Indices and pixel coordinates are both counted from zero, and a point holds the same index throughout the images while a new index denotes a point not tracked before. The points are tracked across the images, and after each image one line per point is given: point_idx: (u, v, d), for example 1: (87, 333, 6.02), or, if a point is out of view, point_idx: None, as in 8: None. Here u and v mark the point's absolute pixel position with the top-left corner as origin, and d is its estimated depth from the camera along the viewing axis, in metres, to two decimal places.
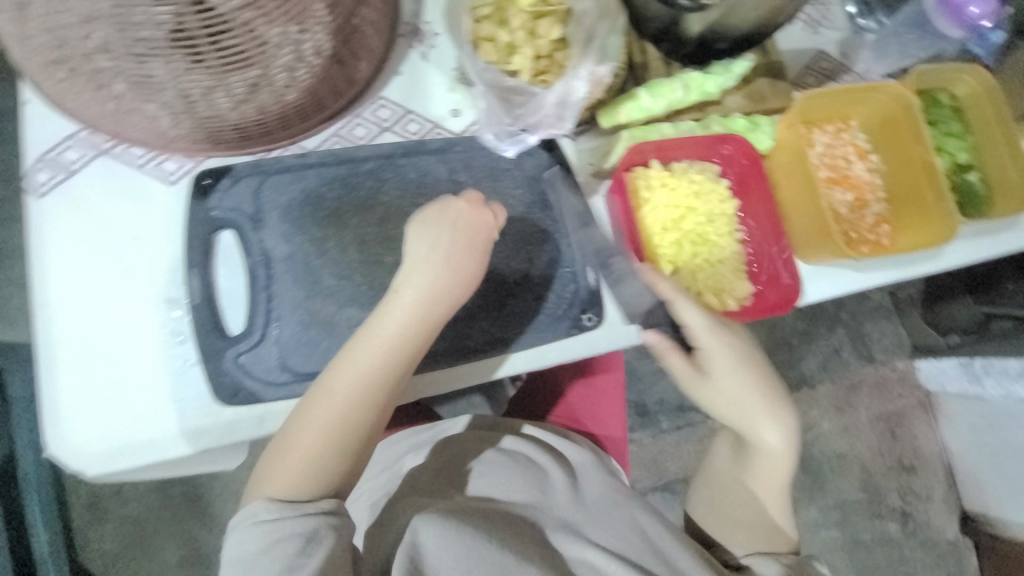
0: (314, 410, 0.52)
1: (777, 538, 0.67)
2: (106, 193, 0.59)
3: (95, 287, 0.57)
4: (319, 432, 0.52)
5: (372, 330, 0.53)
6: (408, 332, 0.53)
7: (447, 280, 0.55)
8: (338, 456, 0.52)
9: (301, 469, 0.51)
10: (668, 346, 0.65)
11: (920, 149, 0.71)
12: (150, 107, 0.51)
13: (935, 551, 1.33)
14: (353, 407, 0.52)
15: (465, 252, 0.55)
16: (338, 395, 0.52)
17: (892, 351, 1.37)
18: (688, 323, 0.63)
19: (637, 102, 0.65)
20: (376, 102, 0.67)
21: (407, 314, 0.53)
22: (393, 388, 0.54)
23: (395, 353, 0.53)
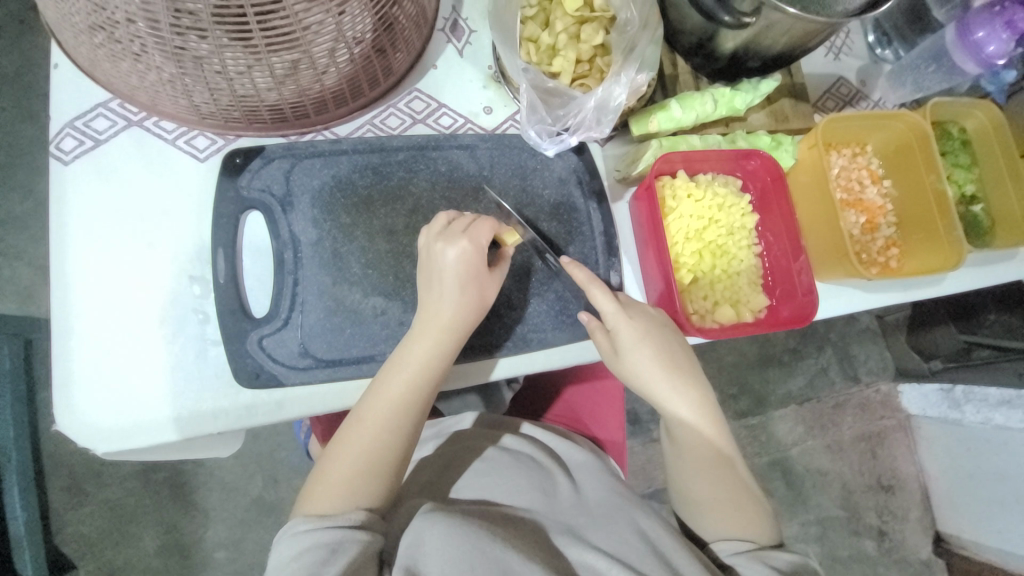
0: (349, 433, 0.55)
1: (760, 526, 0.62)
2: (134, 166, 0.58)
3: (116, 260, 0.56)
4: (356, 452, 0.54)
5: (398, 359, 0.56)
6: (431, 360, 0.56)
7: (467, 312, 0.57)
8: (374, 476, 0.54)
9: (340, 487, 0.54)
10: (633, 332, 0.61)
11: (932, 178, 0.74)
12: (187, 82, 0.50)
13: (909, 570, 1.37)
14: (387, 425, 0.55)
15: (478, 284, 0.57)
16: (371, 419, 0.55)
17: (877, 373, 1.41)
18: (605, 311, 0.61)
19: (668, 113, 0.66)
20: (411, 93, 0.66)
21: (429, 344, 0.56)
22: (419, 410, 0.56)
23: (422, 380, 0.56)
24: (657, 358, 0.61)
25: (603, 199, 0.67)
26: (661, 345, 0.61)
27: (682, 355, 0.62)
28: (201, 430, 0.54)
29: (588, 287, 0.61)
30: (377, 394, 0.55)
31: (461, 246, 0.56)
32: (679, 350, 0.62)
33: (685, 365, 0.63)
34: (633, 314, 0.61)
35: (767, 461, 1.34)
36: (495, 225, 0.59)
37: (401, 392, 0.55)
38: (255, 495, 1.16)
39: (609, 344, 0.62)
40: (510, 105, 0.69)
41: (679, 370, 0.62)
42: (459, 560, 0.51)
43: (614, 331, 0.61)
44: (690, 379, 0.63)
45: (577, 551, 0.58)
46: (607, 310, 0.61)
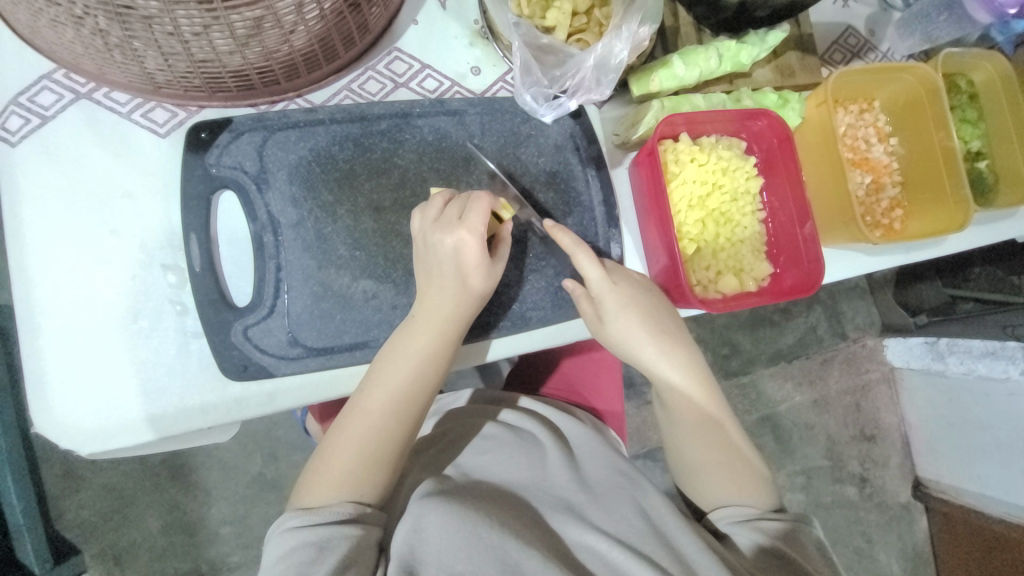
0: (349, 424, 0.54)
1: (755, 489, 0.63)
2: (88, 145, 0.53)
3: (79, 250, 0.52)
4: (355, 446, 0.53)
5: (396, 349, 0.53)
6: (430, 351, 0.54)
7: (466, 292, 0.54)
8: (373, 469, 0.53)
9: (340, 479, 0.53)
10: (623, 302, 0.60)
11: (941, 134, 0.71)
12: (137, 46, 0.44)
13: (889, 513, 1.43)
14: (386, 416, 0.54)
15: (479, 269, 0.54)
16: (370, 409, 0.53)
17: (864, 329, 1.43)
18: (591, 278, 0.59)
19: (671, 71, 0.62)
20: (390, 54, 0.61)
21: (428, 336, 0.53)
22: (419, 401, 0.55)
23: (421, 372, 0.54)
24: (640, 324, 0.61)
25: (602, 165, 0.64)
26: (646, 309, 0.61)
27: (668, 320, 0.62)
28: (189, 426, 0.52)
29: (573, 252, 0.59)
30: (375, 385, 0.54)
31: (464, 230, 0.52)
32: (663, 315, 0.62)
33: (667, 328, 0.62)
34: (618, 280, 0.60)
35: (758, 418, 1.37)
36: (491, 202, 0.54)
37: (399, 386, 0.53)
38: (256, 472, 1.16)
39: (593, 312, 0.61)
40: (499, 65, 0.63)
41: (664, 335, 0.63)
42: (455, 549, 0.51)
43: (600, 299, 0.60)
44: (677, 344, 0.64)
45: (579, 532, 0.58)
46: (592, 279, 0.59)
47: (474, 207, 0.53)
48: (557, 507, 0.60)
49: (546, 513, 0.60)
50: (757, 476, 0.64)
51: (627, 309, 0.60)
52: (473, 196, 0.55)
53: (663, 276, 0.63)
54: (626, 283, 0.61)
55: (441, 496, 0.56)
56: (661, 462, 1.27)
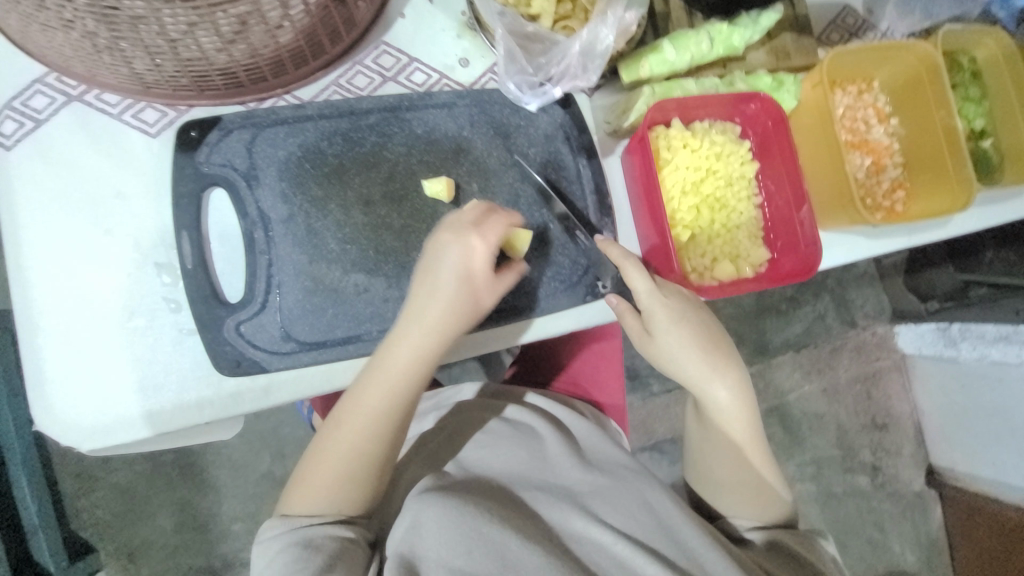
0: (328, 441, 0.54)
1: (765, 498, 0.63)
2: (81, 147, 0.53)
3: (76, 252, 0.52)
4: (335, 461, 0.53)
5: (377, 369, 0.53)
6: (412, 371, 0.53)
7: (459, 315, 0.54)
8: (351, 484, 0.53)
9: (320, 494, 0.53)
10: (670, 316, 0.60)
11: (942, 113, 0.69)
12: (124, 47, 0.45)
13: (902, 502, 1.41)
14: (368, 433, 0.53)
15: (474, 288, 0.54)
16: (349, 429, 0.53)
17: (874, 316, 1.40)
18: (638, 290, 0.60)
19: (660, 55, 0.61)
20: (377, 48, 0.60)
21: (412, 355, 0.53)
22: (400, 421, 0.54)
23: (401, 392, 0.53)
24: (690, 339, 0.61)
25: (593, 154, 0.63)
26: (694, 324, 0.61)
27: (715, 337, 0.63)
28: (187, 422, 0.52)
29: (622, 264, 0.59)
30: (354, 404, 0.53)
31: (469, 245, 0.52)
32: (709, 331, 0.63)
33: (716, 345, 0.63)
34: (668, 294, 0.60)
35: (766, 408, 1.36)
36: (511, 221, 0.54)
37: (379, 404, 0.53)
38: (265, 470, 1.17)
39: (639, 326, 0.62)
40: (487, 56, 0.63)
41: (711, 351, 0.63)
42: (456, 545, 0.51)
43: (648, 310, 0.60)
44: (722, 360, 0.63)
45: (581, 524, 0.57)
46: (639, 290, 0.59)
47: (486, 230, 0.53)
48: (559, 500, 0.60)
49: (548, 506, 0.60)
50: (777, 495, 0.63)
51: (679, 323, 0.60)
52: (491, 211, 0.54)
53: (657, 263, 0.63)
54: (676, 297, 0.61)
55: (440, 491, 0.56)
56: (668, 455, 1.26)
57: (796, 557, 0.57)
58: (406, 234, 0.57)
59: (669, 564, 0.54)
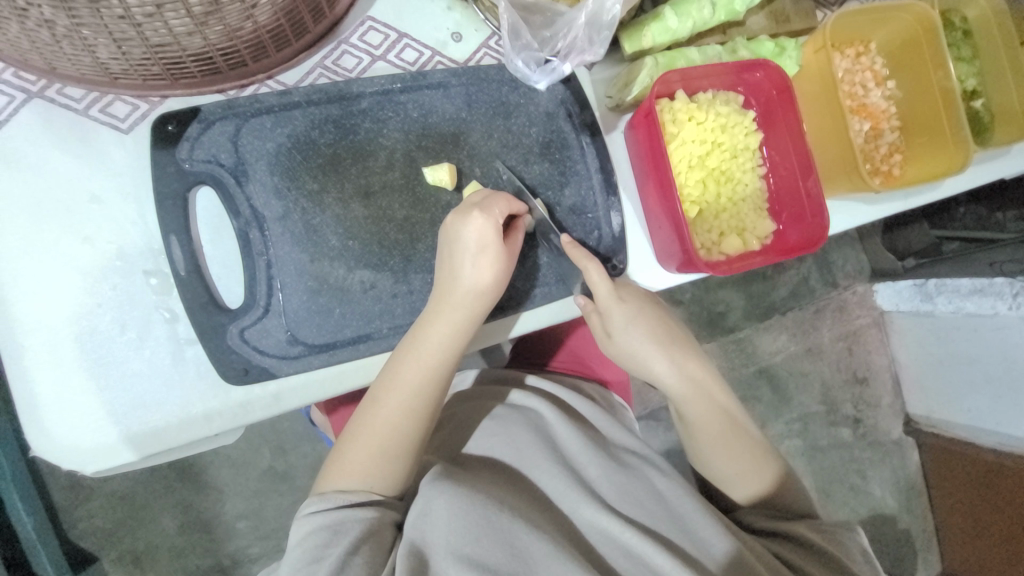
0: (366, 420, 0.53)
1: (766, 475, 0.64)
2: (47, 147, 0.49)
3: (54, 264, 0.48)
4: (374, 437, 0.53)
5: (412, 346, 0.52)
6: (448, 347, 0.52)
7: (482, 286, 0.52)
8: (391, 460, 0.53)
9: (360, 470, 0.53)
10: (632, 319, 0.61)
11: (940, 74, 0.69)
12: (86, 35, 0.40)
13: (881, 450, 1.48)
14: (403, 411, 0.53)
15: (492, 258, 0.52)
16: (387, 406, 0.53)
17: (854, 276, 1.44)
18: (601, 294, 0.58)
19: (663, 23, 0.58)
20: (363, 24, 0.56)
21: (443, 330, 0.52)
22: (436, 397, 0.54)
23: (436, 370, 0.53)
24: (652, 339, 0.63)
25: (596, 131, 0.61)
26: (651, 324, 0.63)
27: (675, 331, 0.65)
28: (195, 435, 0.50)
29: (585, 266, 0.57)
30: (390, 383, 0.52)
31: (477, 217, 0.51)
32: (668, 328, 0.65)
33: (676, 342, 0.65)
34: (624, 295, 0.60)
35: (755, 370, 1.40)
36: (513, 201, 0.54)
37: (413, 380, 0.52)
38: (265, 466, 1.15)
39: (602, 326, 0.62)
40: (481, 29, 0.59)
41: (669, 346, 0.65)
42: (466, 532, 0.50)
43: (607, 314, 0.60)
44: (683, 352, 0.66)
45: (591, 513, 0.57)
46: (602, 294, 0.58)
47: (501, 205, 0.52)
48: (573, 488, 0.59)
49: (559, 496, 0.59)
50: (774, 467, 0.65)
51: (639, 322, 0.61)
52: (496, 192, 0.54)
53: (668, 244, 0.61)
54: (635, 297, 0.62)
55: (454, 480, 0.56)
56: (663, 422, 1.29)
57: (822, 553, 0.57)
58: (409, 225, 0.55)
59: (681, 554, 0.55)
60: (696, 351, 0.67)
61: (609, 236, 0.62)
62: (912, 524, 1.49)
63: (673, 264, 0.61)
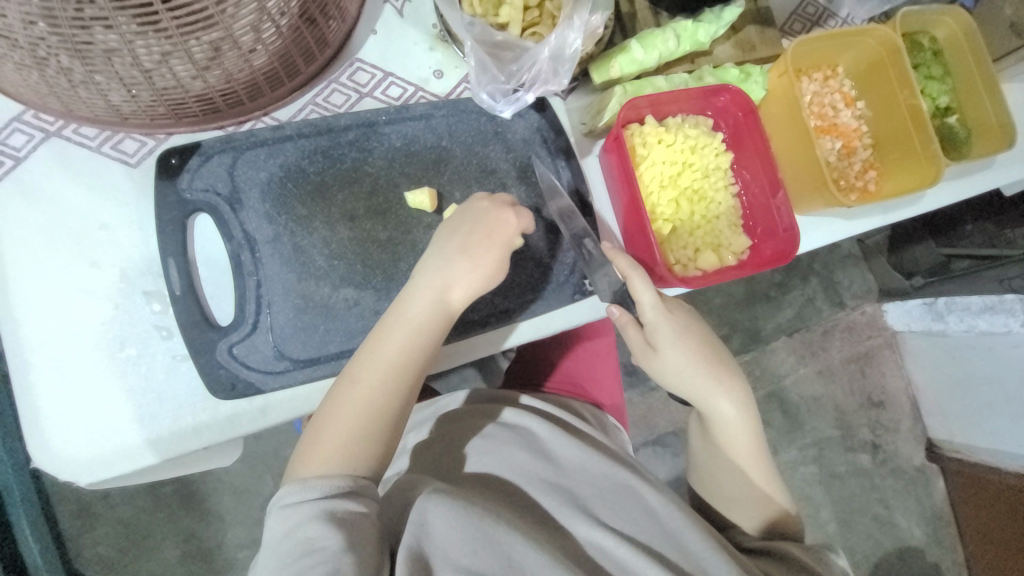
0: (344, 400, 0.52)
1: (768, 503, 0.64)
2: (63, 181, 0.54)
3: (63, 287, 0.52)
4: (355, 418, 0.52)
5: (395, 324, 0.54)
6: (430, 323, 0.54)
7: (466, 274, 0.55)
8: (372, 440, 0.52)
9: (339, 453, 0.51)
10: (667, 335, 0.63)
11: (906, 93, 0.71)
12: (99, 80, 0.45)
13: (904, 477, 1.42)
14: (387, 392, 0.53)
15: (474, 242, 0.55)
16: (367, 385, 0.53)
17: (862, 296, 1.43)
18: (643, 303, 0.61)
19: (630, 55, 0.62)
20: (352, 65, 0.61)
21: (427, 313, 0.54)
22: (418, 376, 0.55)
23: (418, 348, 0.54)
24: (697, 359, 0.64)
25: (571, 155, 0.64)
26: (699, 342, 0.65)
27: (719, 355, 0.66)
28: (184, 448, 0.52)
29: (630, 276, 0.60)
30: (371, 360, 0.53)
31: (483, 202, 0.57)
32: (715, 351, 0.66)
33: (721, 367, 0.65)
34: (674, 311, 0.63)
35: (763, 394, 1.38)
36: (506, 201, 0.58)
37: (398, 362, 0.53)
38: (269, 493, 1.16)
39: (643, 340, 0.64)
40: (460, 66, 0.64)
41: (717, 367, 0.65)
42: (463, 545, 0.50)
43: (655, 327, 0.62)
44: (728, 377, 0.66)
45: (585, 528, 0.58)
46: (645, 304, 0.60)
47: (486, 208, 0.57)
48: (563, 503, 0.60)
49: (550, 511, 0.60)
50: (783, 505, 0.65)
51: (681, 339, 0.63)
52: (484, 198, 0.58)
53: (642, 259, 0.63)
54: (677, 315, 0.63)
55: (453, 491, 0.55)
56: (671, 448, 1.26)
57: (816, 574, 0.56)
58: (392, 245, 0.58)
59: (667, 563, 0.55)
60: (743, 379, 0.67)
61: None
62: (943, 556, 1.42)
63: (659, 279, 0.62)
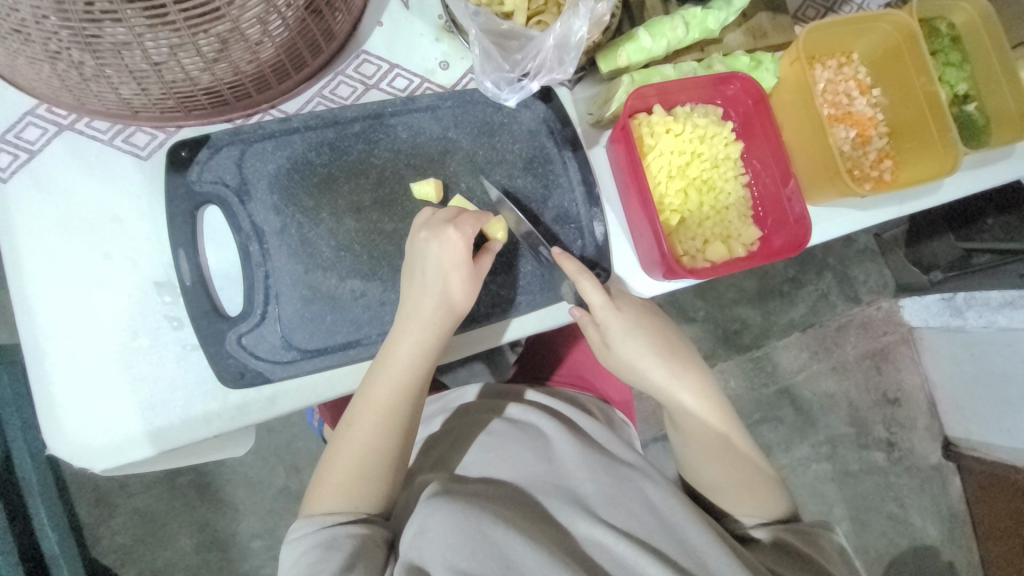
0: (343, 442, 0.56)
1: (761, 492, 0.62)
2: (77, 174, 0.55)
3: (77, 277, 0.54)
4: (355, 454, 0.55)
5: (380, 370, 0.55)
6: (414, 367, 0.55)
7: (451, 304, 0.55)
8: (373, 476, 0.55)
9: (343, 491, 0.55)
10: (623, 332, 0.61)
11: (923, 79, 0.69)
12: (110, 74, 0.45)
13: (920, 476, 1.40)
14: (384, 428, 0.55)
15: (453, 279, 0.55)
16: (360, 427, 0.55)
17: (878, 291, 1.40)
18: (595, 305, 0.60)
19: (637, 44, 0.62)
20: (358, 57, 0.62)
21: (414, 349, 0.54)
22: (407, 415, 0.56)
23: (405, 389, 0.55)
24: (650, 350, 0.63)
25: (577, 146, 0.64)
26: (652, 334, 0.63)
27: (673, 344, 0.65)
28: (194, 435, 0.53)
29: (578, 279, 0.59)
30: (363, 405, 0.55)
31: (433, 242, 0.54)
32: (667, 339, 0.65)
33: (675, 355, 0.64)
34: (624, 306, 0.62)
35: (775, 390, 1.36)
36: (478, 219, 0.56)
37: (390, 399, 0.55)
38: (281, 484, 1.18)
39: (599, 337, 0.63)
40: (467, 57, 0.64)
41: (672, 358, 0.64)
42: (461, 548, 0.51)
43: (605, 324, 0.61)
44: (684, 365, 0.64)
45: (585, 524, 0.57)
46: (597, 305, 0.59)
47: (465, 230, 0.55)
48: (565, 500, 0.59)
49: (552, 506, 0.59)
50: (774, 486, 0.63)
51: (634, 333, 0.62)
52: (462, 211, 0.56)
53: (650, 250, 0.62)
54: (630, 310, 0.62)
55: (450, 497, 0.56)
56: None
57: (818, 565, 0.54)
58: (397, 237, 0.58)
59: (669, 561, 0.54)
60: (699, 364, 0.66)
61: (594, 246, 0.64)
62: (959, 556, 1.39)
63: (661, 271, 0.61)
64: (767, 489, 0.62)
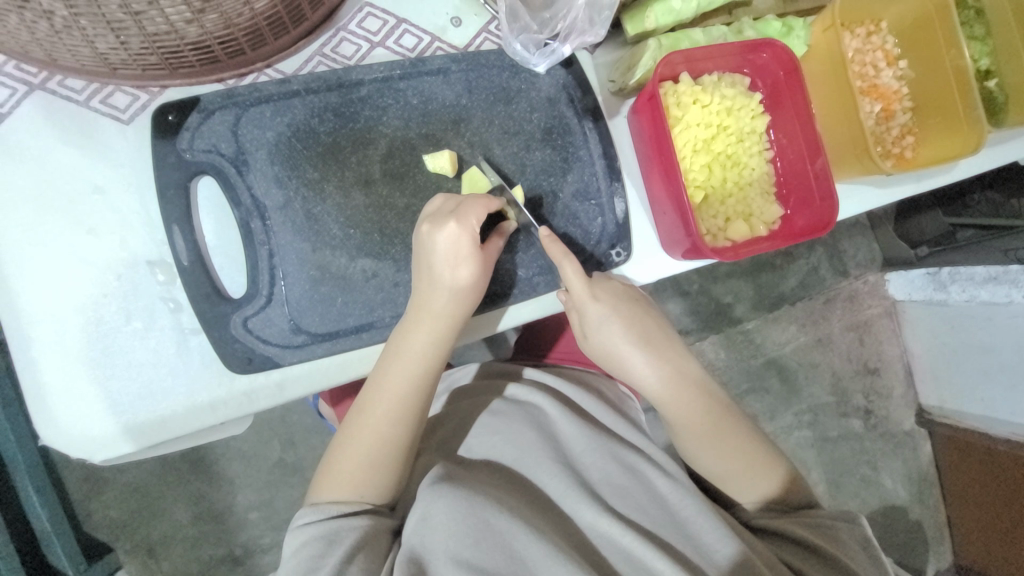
0: (353, 431, 0.54)
1: (767, 472, 0.62)
2: (49, 140, 0.49)
3: (57, 256, 0.49)
4: (367, 443, 0.54)
5: (393, 358, 0.52)
6: (431, 357, 0.53)
7: (462, 291, 0.52)
8: (384, 465, 0.54)
9: (352, 481, 0.53)
10: (607, 318, 0.58)
11: (953, 53, 0.66)
12: (84, 26, 0.39)
13: (893, 441, 1.44)
14: (397, 417, 0.53)
15: (473, 265, 0.52)
16: (373, 416, 0.53)
17: (865, 265, 1.41)
18: (574, 290, 0.57)
19: (667, 4, 0.57)
20: (361, 10, 0.56)
21: (425, 337, 0.52)
22: (423, 405, 0.54)
23: (421, 379, 0.53)
24: (635, 339, 0.60)
25: (599, 116, 0.60)
26: (632, 322, 0.60)
27: (658, 331, 0.62)
28: (199, 423, 0.50)
29: (561, 263, 0.56)
30: (376, 393, 0.53)
31: (452, 226, 0.50)
32: (652, 327, 0.62)
33: (660, 340, 0.62)
34: (601, 295, 0.58)
35: (763, 361, 1.38)
36: (490, 202, 0.53)
37: (403, 388, 0.53)
38: (275, 458, 1.17)
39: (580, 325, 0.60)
40: (481, 14, 0.58)
41: (656, 345, 0.62)
42: (465, 537, 0.50)
43: (585, 311, 0.58)
44: (668, 352, 0.62)
45: (591, 515, 0.56)
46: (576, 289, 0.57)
47: (478, 215, 0.51)
48: (574, 487, 0.58)
49: (559, 496, 0.58)
50: (770, 454, 0.63)
51: (620, 320, 0.59)
52: (470, 195, 0.53)
53: (674, 231, 0.59)
54: (614, 296, 0.59)
55: (452, 484, 0.54)
56: None
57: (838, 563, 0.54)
58: (410, 213, 0.54)
59: (682, 557, 0.53)
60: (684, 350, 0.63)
61: (614, 224, 0.61)
62: (925, 515, 1.45)
63: (686, 253, 0.59)
64: (771, 468, 0.62)
